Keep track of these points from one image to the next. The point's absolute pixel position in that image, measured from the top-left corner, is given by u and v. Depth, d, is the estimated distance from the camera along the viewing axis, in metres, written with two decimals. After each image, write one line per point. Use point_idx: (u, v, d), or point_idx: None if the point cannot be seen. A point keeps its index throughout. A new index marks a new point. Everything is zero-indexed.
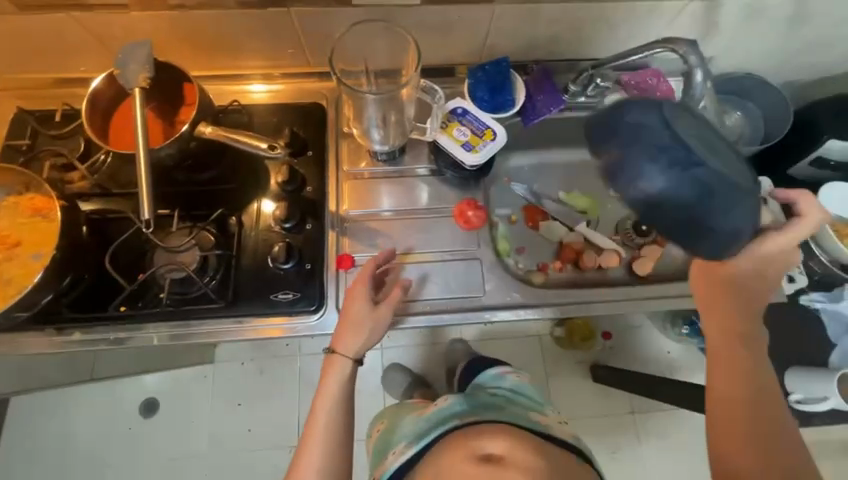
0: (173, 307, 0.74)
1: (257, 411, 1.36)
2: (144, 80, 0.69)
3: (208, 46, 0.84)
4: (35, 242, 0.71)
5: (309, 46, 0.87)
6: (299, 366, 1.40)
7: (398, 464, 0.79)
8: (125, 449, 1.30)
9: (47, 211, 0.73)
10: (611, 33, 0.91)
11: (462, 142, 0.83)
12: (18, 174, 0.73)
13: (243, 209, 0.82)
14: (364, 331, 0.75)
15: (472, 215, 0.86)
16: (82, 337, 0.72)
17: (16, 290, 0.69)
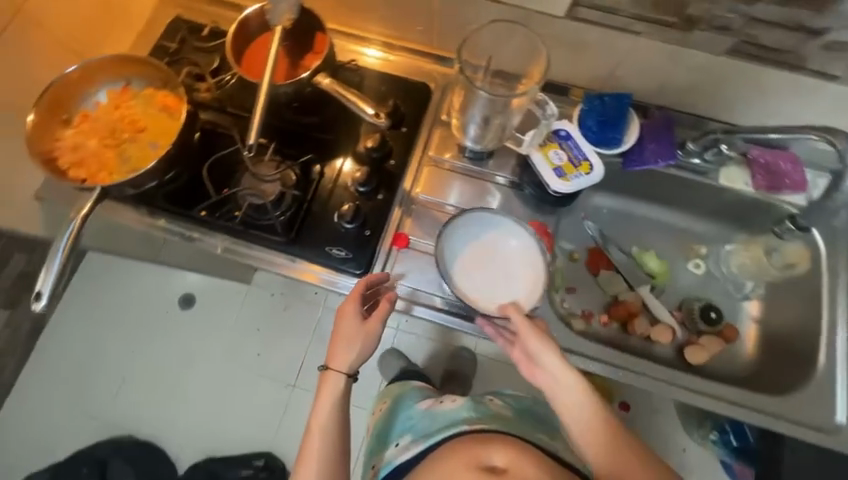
0: (244, 227, 0.81)
1: (271, 342, 1.46)
2: (287, 20, 0.76)
3: (349, 5, 0.89)
4: (157, 133, 0.81)
5: (438, 27, 0.87)
6: (319, 316, 1.48)
7: (404, 457, 0.82)
8: (157, 329, 1.47)
9: (174, 110, 0.82)
10: (759, 102, 0.82)
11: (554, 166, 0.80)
12: (158, 70, 0.82)
13: (327, 161, 0.86)
14: (357, 346, 0.77)
15: (536, 239, 0.84)
16: (165, 224, 0.82)
17: (132, 168, 0.78)
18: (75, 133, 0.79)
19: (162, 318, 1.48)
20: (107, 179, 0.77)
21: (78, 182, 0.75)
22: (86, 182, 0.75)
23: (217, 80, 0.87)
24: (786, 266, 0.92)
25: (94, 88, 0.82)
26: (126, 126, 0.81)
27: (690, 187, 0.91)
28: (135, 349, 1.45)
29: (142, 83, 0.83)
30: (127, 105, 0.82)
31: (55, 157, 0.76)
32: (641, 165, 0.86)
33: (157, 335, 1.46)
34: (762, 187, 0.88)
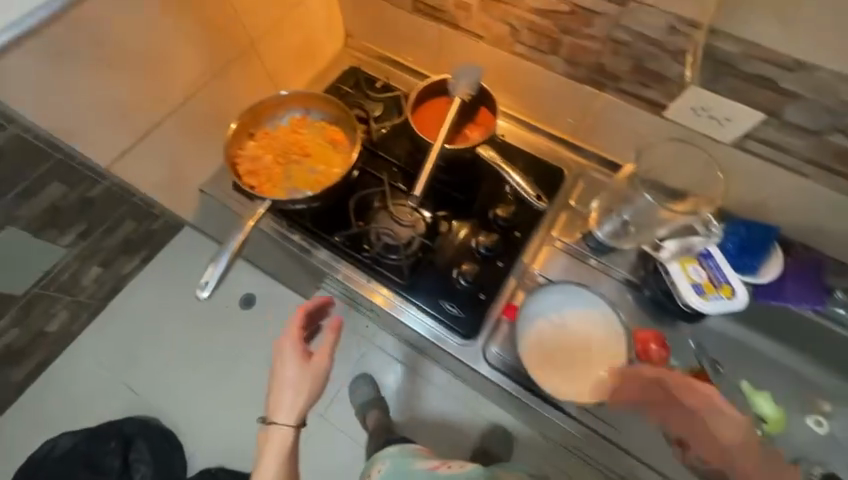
0: (370, 262, 0.87)
1: None
2: (465, 94, 0.84)
3: (502, 84, 0.94)
4: (320, 162, 0.90)
5: (587, 124, 0.92)
6: None
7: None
8: (215, 319, 1.54)
9: (339, 144, 0.92)
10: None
11: (695, 283, 0.80)
12: (337, 110, 0.94)
13: (456, 218, 0.91)
14: (288, 385, 0.79)
15: (653, 349, 0.83)
16: (300, 239, 0.90)
17: (293, 186, 0.88)
18: (255, 145, 0.90)
19: (221, 310, 1.55)
20: (271, 192, 0.86)
21: (248, 188, 0.85)
22: (255, 190, 0.85)
23: (376, 128, 0.98)
24: None
25: (278, 113, 0.94)
26: (297, 149, 0.91)
27: (824, 337, 0.85)
28: (191, 332, 1.53)
29: (318, 116, 0.95)
30: (302, 132, 0.93)
31: (235, 163, 0.87)
32: (779, 302, 0.83)
33: (213, 324, 1.54)
34: None
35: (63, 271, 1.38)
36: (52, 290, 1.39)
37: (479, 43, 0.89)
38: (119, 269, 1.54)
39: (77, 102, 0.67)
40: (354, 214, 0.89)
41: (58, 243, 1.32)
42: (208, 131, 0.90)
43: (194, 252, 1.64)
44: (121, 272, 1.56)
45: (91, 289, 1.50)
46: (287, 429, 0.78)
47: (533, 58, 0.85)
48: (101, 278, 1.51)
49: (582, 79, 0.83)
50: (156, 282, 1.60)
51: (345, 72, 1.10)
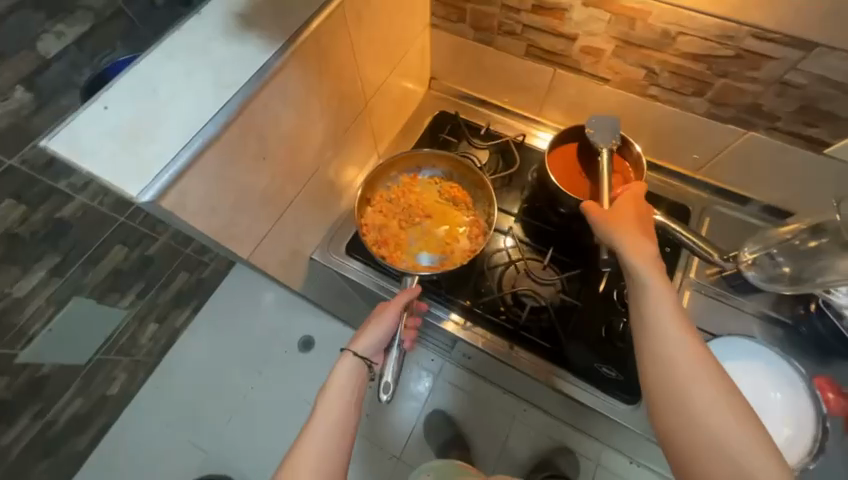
0: (511, 327, 0.83)
1: (385, 406, 1.38)
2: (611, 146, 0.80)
3: (621, 122, 0.91)
4: (444, 221, 0.88)
5: (718, 161, 0.87)
6: (441, 389, 1.39)
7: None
8: (277, 369, 1.47)
9: (459, 201, 0.90)
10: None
11: None
12: (453, 166, 0.91)
13: (596, 270, 0.86)
14: (382, 322, 0.71)
15: (831, 397, 0.78)
16: (425, 304, 0.86)
17: (422, 250, 0.86)
18: (376, 211, 0.88)
19: (282, 357, 1.49)
20: (405, 261, 0.84)
21: (381, 259, 0.83)
22: (389, 262, 0.83)
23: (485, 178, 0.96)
24: None
25: (392, 174, 0.91)
26: (418, 210, 0.89)
27: None
28: (252, 383, 1.46)
29: (430, 173, 0.92)
30: (419, 192, 0.90)
31: (363, 234, 0.84)
32: None
33: (276, 375, 1.47)
34: None
35: (123, 334, 1.33)
36: (112, 353, 1.33)
37: (606, 86, 0.86)
38: (175, 323, 1.47)
39: (234, 202, 0.60)
40: (491, 279, 0.87)
41: (118, 306, 1.26)
42: (323, 203, 0.86)
43: (250, 299, 1.58)
44: (176, 325, 1.49)
45: (149, 346, 1.42)
46: (355, 357, 0.67)
47: (669, 101, 0.82)
48: (157, 334, 1.44)
49: (726, 118, 0.79)
50: (209, 334, 1.53)
51: (439, 118, 1.06)
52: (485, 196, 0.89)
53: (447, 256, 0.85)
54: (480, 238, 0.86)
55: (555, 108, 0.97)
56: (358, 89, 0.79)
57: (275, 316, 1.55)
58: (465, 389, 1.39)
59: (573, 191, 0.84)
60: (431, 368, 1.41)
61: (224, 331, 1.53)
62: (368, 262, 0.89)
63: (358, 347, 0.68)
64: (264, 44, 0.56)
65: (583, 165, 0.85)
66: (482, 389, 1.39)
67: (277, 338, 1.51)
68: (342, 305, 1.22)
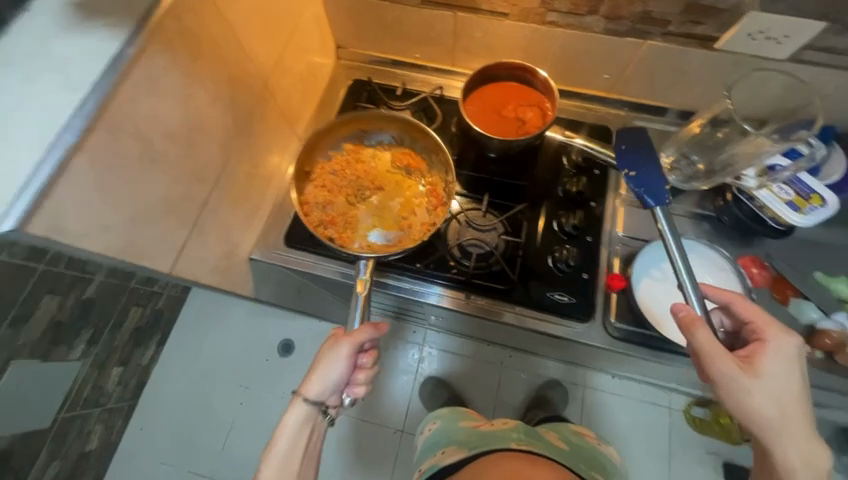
0: (462, 277, 0.84)
1: (379, 390, 1.39)
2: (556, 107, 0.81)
3: (530, 56, 0.91)
4: (397, 188, 0.87)
5: (628, 75, 0.90)
6: (425, 357, 1.42)
7: (448, 462, 0.97)
8: (260, 379, 1.45)
9: (412, 168, 0.88)
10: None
11: (786, 201, 0.80)
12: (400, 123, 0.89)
13: (532, 206, 0.89)
14: (327, 369, 0.68)
15: (755, 271, 0.88)
16: (378, 278, 0.86)
17: (376, 227, 0.83)
18: (318, 188, 0.85)
19: (263, 366, 1.46)
20: (359, 237, 0.82)
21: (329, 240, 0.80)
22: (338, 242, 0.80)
23: None
24: None
25: (331, 145, 0.88)
26: (369, 182, 0.87)
27: None
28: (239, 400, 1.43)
29: (378, 139, 0.90)
30: (366, 162, 0.88)
31: (306, 214, 0.81)
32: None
33: (261, 386, 1.44)
34: None
35: (84, 386, 1.23)
36: (79, 409, 1.24)
37: (505, 21, 0.85)
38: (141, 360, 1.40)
39: (131, 216, 0.55)
40: (437, 236, 0.86)
41: (70, 358, 1.16)
42: (246, 198, 0.82)
43: (215, 318, 1.52)
44: (142, 364, 1.42)
45: (118, 391, 1.35)
46: (306, 404, 0.68)
47: (567, 24, 0.82)
48: (124, 378, 1.36)
49: (624, 31, 0.81)
50: (184, 361, 1.48)
51: (354, 87, 1.01)
52: (437, 154, 0.87)
53: (405, 229, 0.83)
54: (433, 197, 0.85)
55: (466, 54, 0.96)
56: (248, 70, 0.74)
57: (248, 327, 1.51)
58: (450, 352, 1.43)
59: (499, 134, 0.83)
60: (416, 340, 1.44)
61: (199, 355, 1.49)
62: (313, 251, 0.86)
63: (308, 396, 0.68)
64: (112, 32, 0.50)
65: (512, 109, 0.84)
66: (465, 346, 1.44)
67: (254, 348, 1.48)
68: (306, 302, 1.20)
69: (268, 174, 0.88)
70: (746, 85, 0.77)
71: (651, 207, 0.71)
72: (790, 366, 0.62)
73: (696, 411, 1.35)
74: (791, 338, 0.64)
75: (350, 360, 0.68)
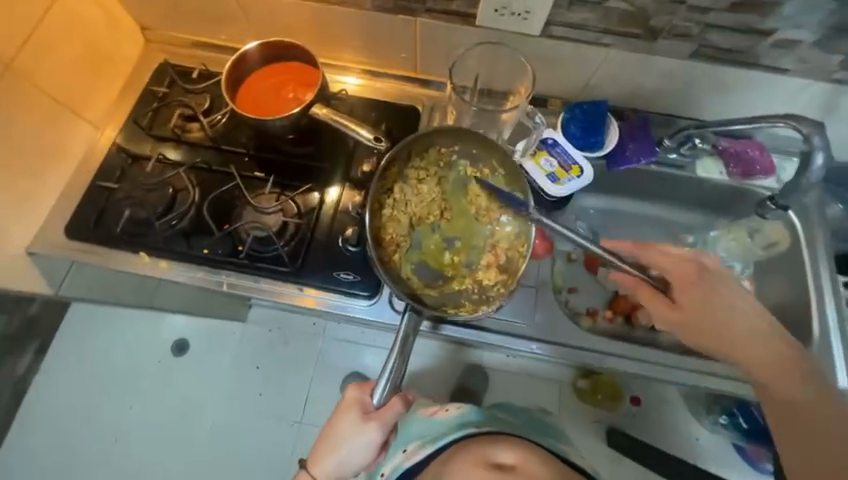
0: (249, 261, 0.83)
1: (269, 380, 1.58)
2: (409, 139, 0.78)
3: (324, 36, 0.91)
4: (442, 223, 0.82)
5: (422, 55, 0.91)
6: (320, 347, 1.61)
7: (413, 461, 0.82)
8: (155, 379, 1.57)
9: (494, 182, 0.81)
10: (745, 94, 0.84)
11: (548, 173, 0.86)
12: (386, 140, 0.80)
13: (324, 188, 0.89)
14: (335, 456, 0.76)
15: (538, 243, 0.92)
16: (166, 266, 0.84)
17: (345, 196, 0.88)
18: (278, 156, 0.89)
19: (156, 367, 1.59)
20: (402, 262, 0.80)
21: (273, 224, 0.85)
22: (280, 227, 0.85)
23: (208, 120, 0.91)
24: (769, 245, 0.94)
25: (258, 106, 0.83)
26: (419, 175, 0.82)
27: (670, 182, 0.96)
28: (130, 404, 1.54)
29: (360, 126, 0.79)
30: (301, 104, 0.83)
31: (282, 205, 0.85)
32: (625, 165, 0.91)
33: (157, 385, 1.57)
34: (737, 174, 0.92)
35: None
36: None
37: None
38: (15, 370, 1.42)
39: None
40: (223, 221, 0.86)
41: None
42: (8, 188, 0.81)
43: (105, 322, 1.57)
44: (18, 373, 1.45)
45: None
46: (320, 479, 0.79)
47: (339, 2, 0.83)
48: None
49: (392, 9, 0.82)
50: (72, 369, 1.55)
51: (156, 71, 0.97)
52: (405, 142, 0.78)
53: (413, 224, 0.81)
54: (483, 247, 0.81)
55: (266, 35, 0.94)
56: None
57: (150, 328, 1.61)
58: (344, 338, 1.61)
59: (271, 115, 0.82)
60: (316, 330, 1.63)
61: (99, 359, 1.57)
62: (98, 243, 0.84)
63: (318, 471, 0.79)
64: None
65: (290, 90, 0.84)
66: (355, 334, 1.60)
67: (146, 348, 1.60)
68: (159, 298, 1.20)
69: (44, 163, 0.86)
70: (481, 55, 0.82)
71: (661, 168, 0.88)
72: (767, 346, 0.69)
73: (579, 383, 1.57)
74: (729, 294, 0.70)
75: (379, 441, 0.75)
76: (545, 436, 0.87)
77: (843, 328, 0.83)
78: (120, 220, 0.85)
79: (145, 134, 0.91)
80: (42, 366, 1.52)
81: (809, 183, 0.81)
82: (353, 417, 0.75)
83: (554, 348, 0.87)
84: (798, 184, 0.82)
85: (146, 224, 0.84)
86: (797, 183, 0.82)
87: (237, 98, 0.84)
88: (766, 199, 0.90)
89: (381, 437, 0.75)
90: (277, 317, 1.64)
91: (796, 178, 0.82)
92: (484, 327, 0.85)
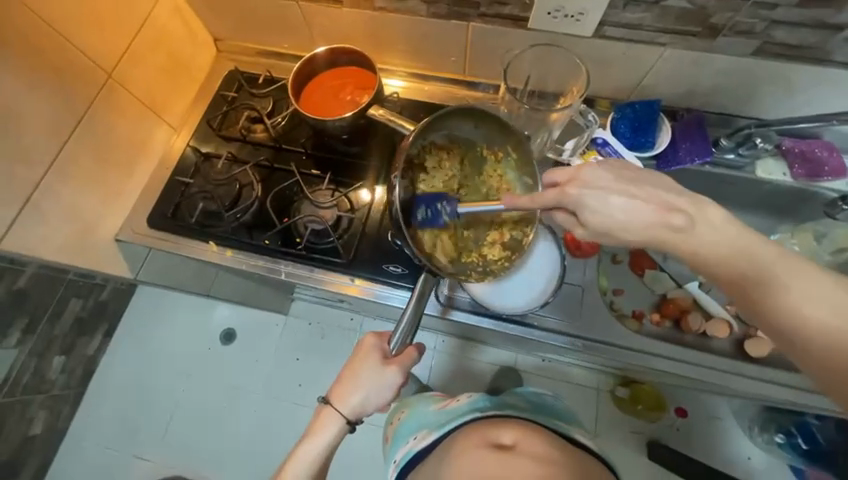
0: (306, 252, 0.89)
1: (308, 370, 1.65)
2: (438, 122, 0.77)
3: (378, 42, 0.96)
4: (455, 198, 0.82)
5: (471, 58, 0.94)
6: (356, 341, 1.67)
7: (419, 447, 0.85)
8: (204, 365, 1.68)
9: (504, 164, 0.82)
10: (812, 92, 0.81)
11: None
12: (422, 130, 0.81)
13: (375, 185, 0.94)
14: (361, 388, 0.74)
15: (584, 241, 0.91)
16: (231, 255, 0.91)
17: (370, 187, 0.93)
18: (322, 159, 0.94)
19: (206, 354, 1.70)
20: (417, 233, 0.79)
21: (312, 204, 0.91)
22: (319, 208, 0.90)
23: (271, 121, 0.98)
24: (839, 250, 0.88)
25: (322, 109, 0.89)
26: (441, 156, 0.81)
27: (727, 183, 0.92)
28: (183, 386, 1.66)
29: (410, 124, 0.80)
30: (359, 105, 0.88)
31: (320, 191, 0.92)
32: (678, 165, 0.89)
33: (205, 371, 1.68)
34: (802, 176, 0.87)
35: (23, 373, 1.32)
36: (20, 394, 1.35)
37: (342, 9, 0.90)
38: (86, 350, 1.56)
39: None
40: (283, 214, 0.93)
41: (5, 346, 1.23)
42: (100, 181, 0.91)
43: (167, 308, 1.74)
44: (88, 353, 1.59)
45: (64, 378, 1.51)
46: (332, 422, 0.75)
47: (394, 10, 0.88)
48: (69, 366, 1.51)
49: (445, 14, 0.85)
50: (133, 352, 1.69)
51: (225, 77, 1.06)
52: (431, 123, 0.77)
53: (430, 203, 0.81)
54: (490, 224, 0.82)
55: (324, 41, 1.00)
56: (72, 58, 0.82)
57: (200, 317, 1.74)
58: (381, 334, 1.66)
59: (330, 116, 0.88)
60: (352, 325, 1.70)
61: (157, 344, 1.70)
62: (173, 232, 0.93)
63: (340, 404, 0.74)
64: None
65: (348, 92, 0.89)
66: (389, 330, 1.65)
67: (198, 335, 1.72)
68: (216, 287, 1.30)
69: (131, 161, 0.96)
70: (534, 56, 0.84)
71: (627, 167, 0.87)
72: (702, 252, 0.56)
73: (618, 392, 1.52)
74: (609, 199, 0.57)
75: (396, 382, 0.74)
76: (551, 417, 0.84)
77: None
78: (193, 212, 0.93)
79: (216, 134, 1.00)
80: (108, 348, 1.68)
81: None
82: (373, 354, 0.75)
83: (599, 347, 0.86)
84: None
85: (216, 216, 0.92)
86: None
87: (300, 101, 0.91)
88: (837, 199, 0.86)
89: (397, 380, 0.74)
90: (317, 311, 1.73)
91: None
92: (526, 322, 0.87)
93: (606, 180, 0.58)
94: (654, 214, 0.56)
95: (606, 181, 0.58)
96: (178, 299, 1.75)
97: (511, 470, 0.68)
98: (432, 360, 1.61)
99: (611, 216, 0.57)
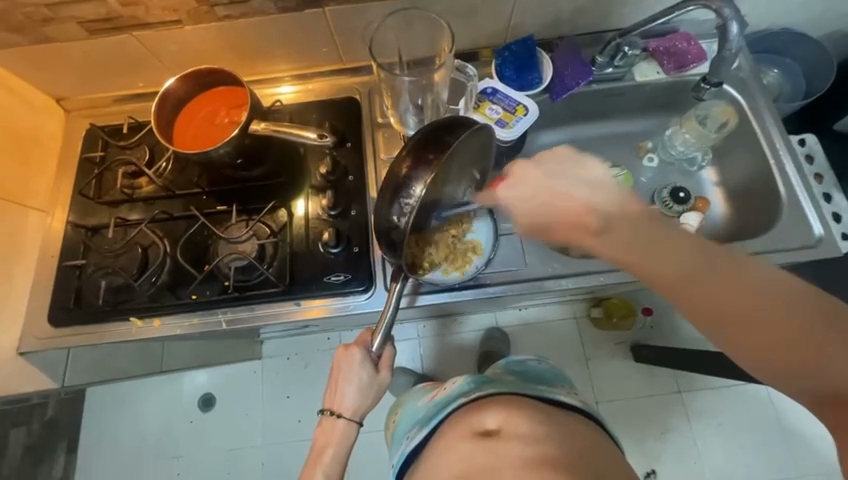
0: (238, 292, 0.83)
1: (303, 402, 1.60)
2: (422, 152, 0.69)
3: (241, 53, 0.90)
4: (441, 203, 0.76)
5: (342, 43, 0.90)
6: None
7: (412, 445, 0.85)
8: (191, 440, 1.57)
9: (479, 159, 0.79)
10: None
11: (495, 120, 0.87)
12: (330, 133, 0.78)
13: (291, 203, 0.89)
14: (352, 388, 0.77)
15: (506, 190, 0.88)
16: (160, 323, 0.83)
17: (296, 201, 0.89)
18: (234, 197, 0.89)
19: (189, 428, 1.58)
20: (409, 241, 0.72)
21: (232, 243, 0.84)
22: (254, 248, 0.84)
23: (155, 170, 0.89)
24: (721, 125, 0.96)
25: (203, 140, 0.82)
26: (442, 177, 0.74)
27: (615, 95, 0.98)
28: (176, 470, 1.54)
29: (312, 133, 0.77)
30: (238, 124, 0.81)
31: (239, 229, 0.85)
32: (568, 92, 0.92)
33: (195, 445, 1.56)
34: (673, 70, 0.94)
35: None
36: None
37: (186, 28, 0.82)
38: (51, 476, 1.39)
39: None
40: (202, 262, 0.85)
41: None
42: None
43: (129, 399, 1.59)
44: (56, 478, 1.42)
45: None
46: (340, 422, 0.78)
47: (242, 15, 0.81)
48: None
49: (297, 6, 0.80)
50: (107, 457, 1.53)
51: (86, 137, 0.94)
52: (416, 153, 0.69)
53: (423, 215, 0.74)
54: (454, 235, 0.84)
55: (182, 69, 0.92)
56: None
57: (169, 394, 1.60)
58: None
59: (213, 144, 0.81)
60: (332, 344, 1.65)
61: (132, 438, 1.56)
62: (86, 322, 0.83)
63: (342, 413, 0.78)
64: None
65: (224, 115, 0.83)
66: None
67: (173, 413, 1.59)
68: (168, 361, 1.19)
69: (4, 262, 0.83)
70: (397, 25, 0.82)
71: (534, 85, 0.90)
72: (617, 236, 0.58)
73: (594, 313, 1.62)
74: (526, 186, 0.63)
75: (382, 373, 0.79)
76: (535, 384, 0.86)
77: (807, 185, 0.89)
78: (99, 292, 0.83)
79: (97, 203, 0.89)
80: (76, 464, 1.51)
81: (733, 52, 0.82)
82: (354, 356, 0.77)
83: (555, 282, 0.89)
84: (724, 57, 0.83)
85: (127, 289, 0.83)
86: (723, 57, 0.83)
87: (173, 140, 0.82)
88: (700, 82, 0.89)
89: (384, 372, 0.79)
90: (291, 343, 1.66)
91: (721, 52, 0.83)
92: (480, 284, 0.88)
93: (532, 176, 0.62)
94: (575, 211, 0.59)
95: (529, 180, 0.63)
96: (138, 384, 1.60)
97: (497, 454, 0.70)
98: (420, 348, 1.61)
99: (532, 206, 0.62)
